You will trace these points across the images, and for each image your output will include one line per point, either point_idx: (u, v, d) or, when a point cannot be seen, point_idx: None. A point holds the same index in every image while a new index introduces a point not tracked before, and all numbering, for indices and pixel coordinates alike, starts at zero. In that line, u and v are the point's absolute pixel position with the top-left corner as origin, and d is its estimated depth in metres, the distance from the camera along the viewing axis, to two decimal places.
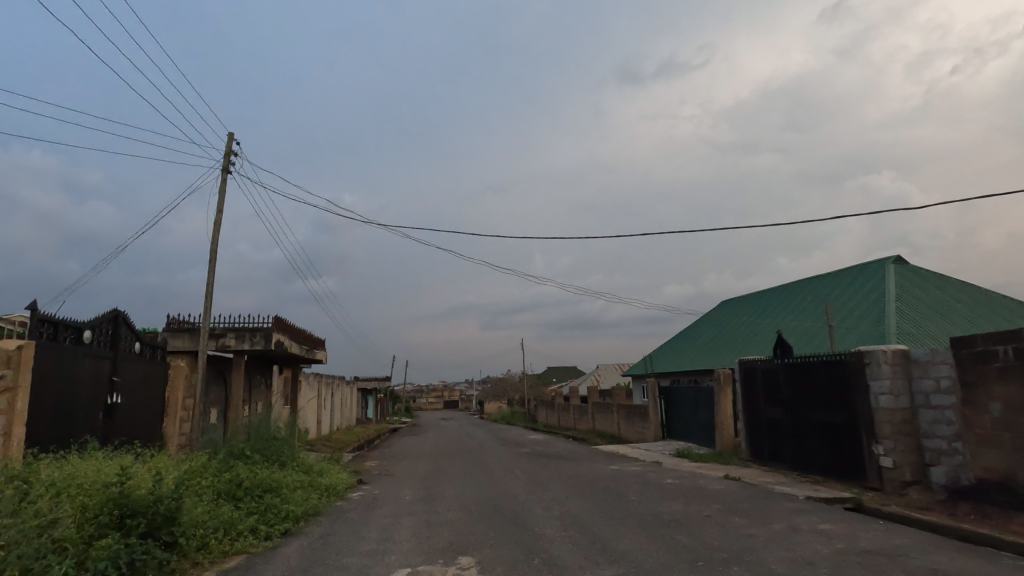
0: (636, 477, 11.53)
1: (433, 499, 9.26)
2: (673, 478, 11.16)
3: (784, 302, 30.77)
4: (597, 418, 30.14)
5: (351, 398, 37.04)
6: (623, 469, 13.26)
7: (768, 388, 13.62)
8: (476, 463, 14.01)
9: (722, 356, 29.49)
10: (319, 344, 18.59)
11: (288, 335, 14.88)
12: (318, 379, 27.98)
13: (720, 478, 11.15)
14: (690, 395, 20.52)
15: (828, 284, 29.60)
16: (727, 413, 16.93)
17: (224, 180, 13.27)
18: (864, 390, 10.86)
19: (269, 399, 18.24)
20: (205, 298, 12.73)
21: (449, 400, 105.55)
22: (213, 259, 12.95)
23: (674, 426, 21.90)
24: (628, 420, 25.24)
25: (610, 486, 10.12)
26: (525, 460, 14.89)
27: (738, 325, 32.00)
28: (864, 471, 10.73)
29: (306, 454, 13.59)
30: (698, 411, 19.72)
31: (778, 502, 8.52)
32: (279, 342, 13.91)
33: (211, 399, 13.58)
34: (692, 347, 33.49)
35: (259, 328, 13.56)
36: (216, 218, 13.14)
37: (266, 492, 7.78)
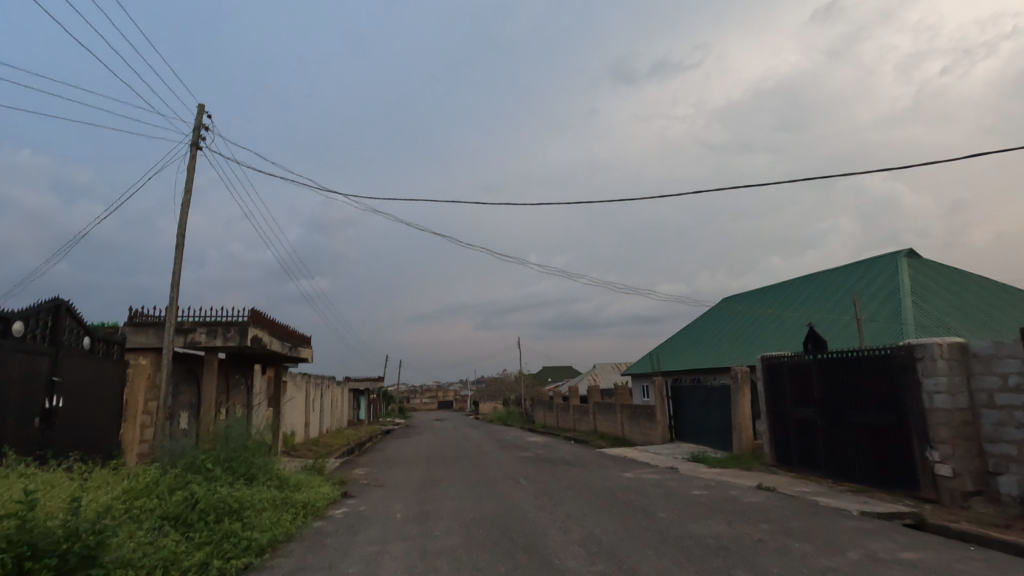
0: (657, 487, 10.23)
1: (428, 518, 7.91)
2: (699, 488, 9.89)
3: (793, 296, 29.63)
4: (599, 419, 28.89)
5: (342, 399, 35.59)
6: (638, 476, 11.98)
7: (797, 387, 12.39)
8: (475, 472, 12.67)
9: (729, 353, 28.39)
10: (303, 341, 17.20)
11: (268, 330, 13.48)
12: (306, 379, 26.50)
13: (752, 487, 9.90)
14: (702, 395, 19.29)
15: (840, 277, 28.47)
16: (745, 414, 15.70)
17: (193, 156, 11.84)
18: (915, 388, 9.61)
19: (248, 401, 16.86)
20: (172, 288, 11.31)
21: (443, 400, 104.11)
22: (180, 243, 11.51)
23: (684, 427, 20.67)
24: (633, 421, 23.99)
25: (632, 499, 8.83)
26: (528, 467, 13.54)
27: (745, 320, 30.94)
28: (915, 480, 9.49)
29: (286, 462, 12.24)
30: (711, 411, 18.49)
31: (835, 521, 7.28)
32: (256, 337, 12.51)
33: (180, 401, 12.20)
34: (697, 344, 32.37)
35: (233, 322, 12.14)
36: (184, 199, 11.72)
37: (226, 516, 6.41)
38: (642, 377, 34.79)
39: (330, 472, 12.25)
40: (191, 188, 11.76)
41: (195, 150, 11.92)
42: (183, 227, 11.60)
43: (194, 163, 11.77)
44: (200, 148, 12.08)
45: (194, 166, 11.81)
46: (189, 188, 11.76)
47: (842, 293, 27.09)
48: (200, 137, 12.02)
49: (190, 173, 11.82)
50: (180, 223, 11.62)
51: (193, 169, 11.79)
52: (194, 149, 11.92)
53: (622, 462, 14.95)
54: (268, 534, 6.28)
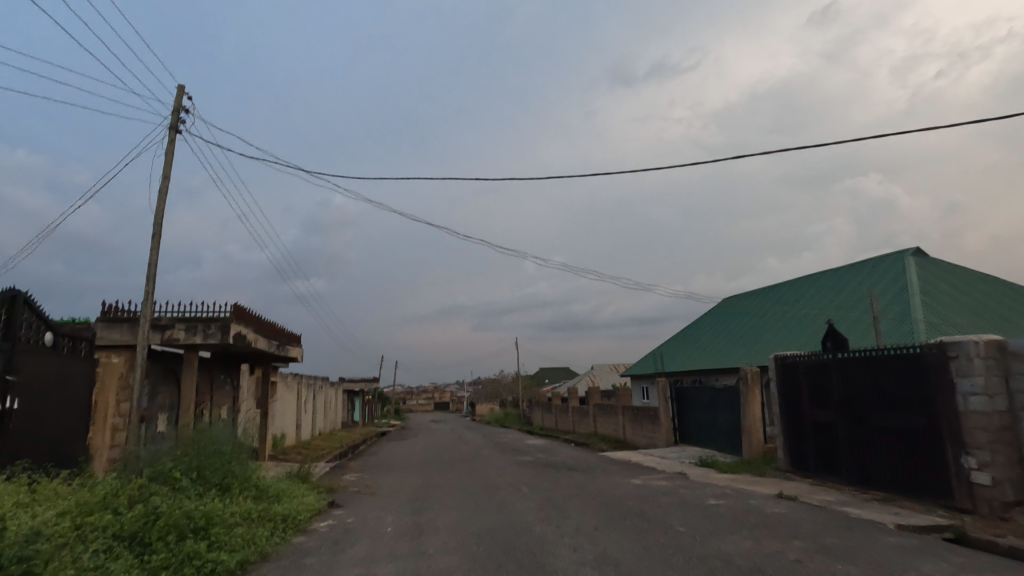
0: (670, 495, 9.48)
1: (421, 533, 7.14)
2: (716, 497, 9.15)
3: (798, 295, 28.99)
4: (599, 421, 28.17)
5: (336, 400, 34.76)
6: (647, 483, 11.24)
7: (815, 389, 11.71)
8: (473, 478, 11.92)
9: (733, 354, 27.74)
10: (292, 339, 16.41)
11: (252, 327, 12.71)
12: (297, 379, 25.68)
13: (773, 497, 9.17)
14: (708, 396, 18.58)
15: (846, 276, 27.84)
16: (756, 417, 14.97)
17: (172, 140, 11.05)
18: (949, 390, 8.90)
19: (234, 403, 16.07)
20: (148, 281, 10.52)
21: (440, 402, 103.32)
22: (156, 234, 10.72)
23: (689, 430, 19.96)
24: (635, 423, 23.28)
25: (645, 510, 8.12)
26: (529, 472, 12.80)
27: (748, 320, 30.28)
28: (949, 488, 8.78)
29: (271, 469, 11.47)
30: (717, 414, 17.79)
31: (873, 537, 6.58)
32: (239, 335, 11.72)
33: (156, 403, 11.40)
34: (699, 345, 31.71)
35: (214, 318, 11.34)
36: (162, 185, 10.93)
37: (190, 534, 5.63)
38: (643, 378, 34.09)
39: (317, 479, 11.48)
40: (169, 174, 10.97)
41: (173, 134, 11.13)
42: (161, 216, 10.81)
43: (173, 147, 10.98)
44: (179, 132, 11.29)
45: (173, 150, 11.02)
46: (166, 175, 10.97)
47: (849, 292, 26.45)
48: (179, 120, 11.24)
49: (169, 158, 11.02)
50: (157, 212, 10.84)
51: (171, 154, 11.00)
52: (173, 133, 11.14)
53: (628, 467, 14.20)
54: (238, 555, 5.51)
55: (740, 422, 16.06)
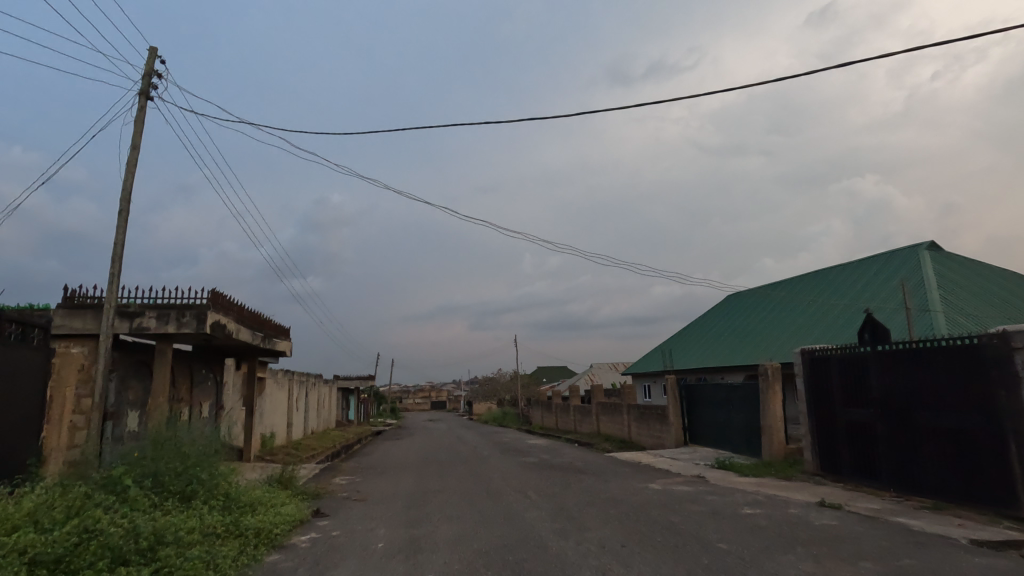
0: (698, 503, 8.47)
1: (419, 550, 6.10)
2: (750, 506, 8.14)
3: (809, 291, 28.10)
4: (602, 420, 27.21)
5: (329, 399, 33.57)
6: (667, 488, 10.23)
7: (849, 385, 10.76)
8: (475, 483, 10.87)
9: (744, 351, 26.79)
10: (280, 332, 15.33)
11: (233, 317, 11.62)
12: (289, 376, 24.62)
13: (814, 504, 8.18)
14: (721, 394, 17.59)
15: (857, 271, 26.98)
16: (778, 416, 13.99)
17: (143, 107, 9.96)
18: (1011, 384, 7.92)
19: (216, 400, 14.97)
20: (114, 261, 9.42)
21: (435, 401, 102.17)
22: (124, 210, 9.62)
23: (700, 430, 18.97)
24: (642, 422, 22.27)
25: (675, 522, 7.13)
26: (536, 476, 11.77)
27: (758, 317, 29.35)
28: (1012, 496, 7.79)
29: (251, 473, 10.40)
30: (732, 412, 16.80)
31: (952, 557, 5.62)
32: (217, 324, 10.63)
33: (125, 399, 10.31)
34: (707, 342, 30.73)
35: (188, 305, 10.24)
36: (131, 157, 9.83)
37: (128, 561, 4.52)
38: (652, 376, 33.05)
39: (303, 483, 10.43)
40: (139, 144, 9.88)
41: (144, 100, 10.04)
42: (129, 190, 9.72)
43: (143, 114, 9.89)
44: (151, 98, 10.20)
45: (143, 118, 9.93)
46: (136, 145, 9.87)
47: (862, 288, 25.58)
48: (150, 84, 10.15)
49: (138, 127, 9.92)
50: (125, 186, 9.75)
51: (141, 123, 9.90)
52: (144, 99, 10.04)
53: (641, 469, 13.20)
54: None
55: (759, 423, 15.08)
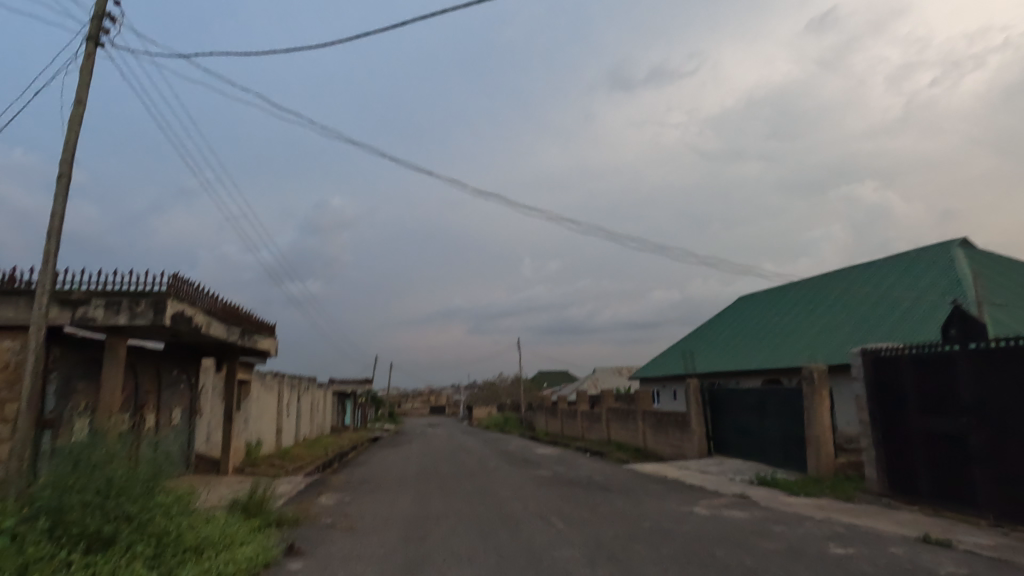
0: (766, 537, 6.82)
1: None
2: (837, 543, 6.46)
3: (834, 291, 26.77)
4: (613, 427, 25.57)
5: (324, 404, 31.81)
6: (716, 512, 8.56)
7: (928, 391, 9.15)
8: (485, 506, 9.20)
9: (774, 354, 25.36)
10: (262, 329, 13.66)
11: (202, 308, 9.95)
12: (279, 379, 22.95)
13: (915, 541, 6.55)
14: (752, 401, 15.97)
15: (884, 269, 25.52)
16: (825, 426, 12.38)
17: (90, 54, 8.33)
18: None
19: (189, 404, 13.30)
20: (50, 237, 7.76)
21: (435, 406, 100.47)
22: (64, 175, 7.97)
23: (726, 439, 17.33)
24: (658, 430, 20.60)
25: (753, 568, 5.50)
26: (556, 495, 10.06)
27: (784, 317, 27.86)
28: None
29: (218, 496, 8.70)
30: (765, 421, 15.18)
31: None
32: (179, 314, 8.96)
33: (72, 404, 8.66)
34: (730, 344, 29.22)
35: (144, 292, 8.56)
36: (75, 112, 8.19)
37: None
38: (670, 381, 31.52)
39: (279, 507, 8.72)
40: (85, 98, 8.25)
41: (92, 47, 8.40)
42: (72, 153, 8.08)
43: (91, 62, 8.27)
44: (102, 45, 8.57)
45: (91, 67, 8.30)
46: (81, 99, 8.25)
47: (891, 287, 24.16)
48: (101, 29, 8.52)
49: (86, 77, 8.30)
50: (67, 148, 8.11)
51: (88, 73, 8.28)
52: (93, 45, 8.40)
53: (672, 487, 11.53)
54: None
55: (801, 433, 13.45)
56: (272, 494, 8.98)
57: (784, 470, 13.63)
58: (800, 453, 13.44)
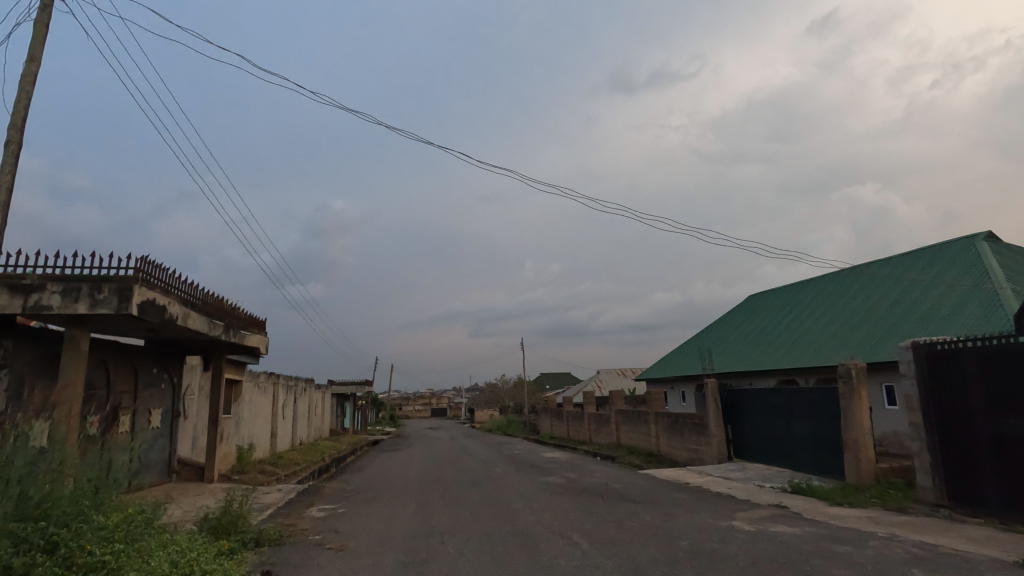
0: (834, 560, 5.77)
1: None
2: (923, 568, 5.40)
3: (850, 289, 26.06)
4: (623, 430, 24.51)
5: (322, 406, 30.85)
6: (761, 527, 7.50)
7: (997, 388, 8.12)
8: (497, 521, 8.13)
9: (795, 354, 24.53)
10: (251, 325, 12.65)
11: (178, 297, 8.92)
12: (274, 380, 21.93)
13: (1014, 566, 5.50)
14: (777, 402, 14.93)
15: (902, 264, 24.70)
16: (864, 428, 11.33)
17: (44, 6, 7.31)
18: None
19: (170, 406, 12.24)
20: None
21: (436, 409, 99.54)
22: (14, 141, 6.95)
23: (747, 443, 16.28)
24: (672, 433, 19.53)
25: None
26: (574, 507, 8.99)
27: (803, 316, 26.95)
28: None
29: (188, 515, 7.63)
30: (792, 423, 14.15)
31: None
32: (149, 302, 7.94)
33: (23, 404, 7.58)
34: (747, 343, 28.38)
35: (107, 276, 7.53)
36: (27, 72, 7.18)
37: None
38: (683, 381, 30.63)
39: (258, 525, 7.63)
40: (39, 56, 7.24)
41: None
42: (23, 117, 7.06)
43: (46, 15, 7.27)
44: None
45: (46, 21, 7.29)
46: (36, 55, 7.24)
47: (910, 283, 23.32)
48: None
49: (40, 33, 7.29)
50: (18, 111, 7.10)
51: (43, 27, 7.27)
52: None
53: (700, 496, 10.44)
54: None
55: (836, 437, 12.36)
56: (251, 511, 7.90)
57: (817, 477, 12.54)
58: (836, 459, 12.34)
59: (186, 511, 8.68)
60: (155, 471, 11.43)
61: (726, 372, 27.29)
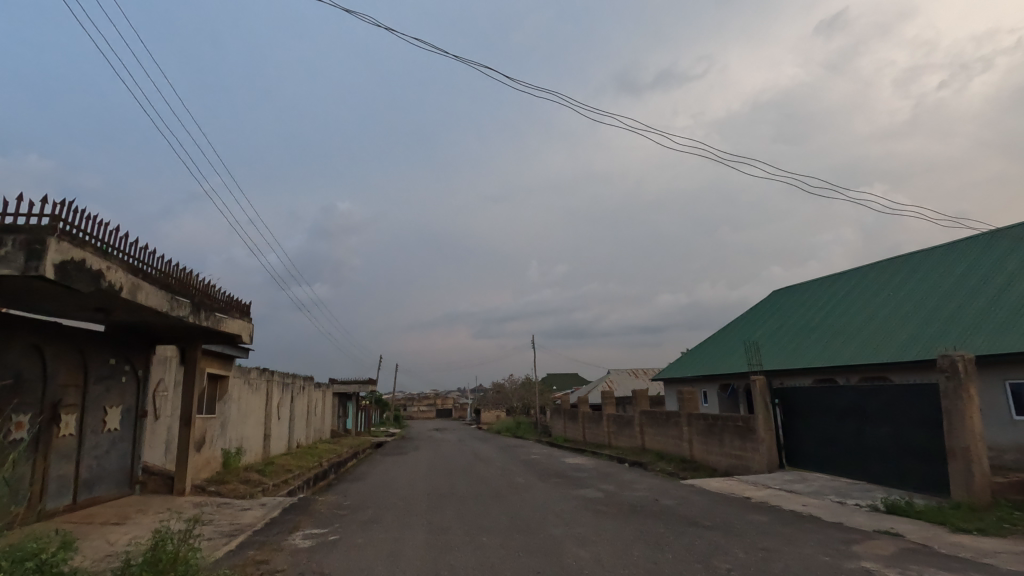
0: None
1: None
2: None
3: (894, 280, 23.97)
4: (649, 433, 22.41)
5: (322, 405, 28.91)
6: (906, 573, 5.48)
7: None
8: (537, 558, 6.12)
9: (838, 349, 22.47)
10: (230, 308, 10.68)
11: (122, 263, 6.92)
12: (269, 376, 20.01)
13: None
14: (844, 402, 12.84)
15: (956, 251, 22.46)
16: (977, 434, 9.24)
17: None
18: None
19: (134, 403, 10.28)
20: None
21: (442, 409, 97.54)
22: None
23: (804, 449, 14.18)
24: (710, 438, 17.39)
25: None
26: (635, 536, 6.95)
27: (845, 308, 24.84)
28: None
29: (122, 559, 5.63)
30: (868, 427, 12.05)
31: None
32: (76, 265, 5.95)
33: None
34: (784, 338, 26.31)
35: (10, 226, 5.52)
36: None
37: None
38: (712, 380, 28.59)
39: (209, 571, 5.57)
40: None
41: None
42: None
43: None
44: None
45: None
46: None
47: (967, 270, 21.09)
48: None
49: None
50: None
51: None
52: None
53: (781, 517, 8.38)
54: None
55: (942, 446, 10.19)
56: (200, 551, 5.84)
57: (917, 495, 10.37)
58: (943, 473, 10.18)
59: (124, 546, 6.66)
60: (112, 483, 9.50)
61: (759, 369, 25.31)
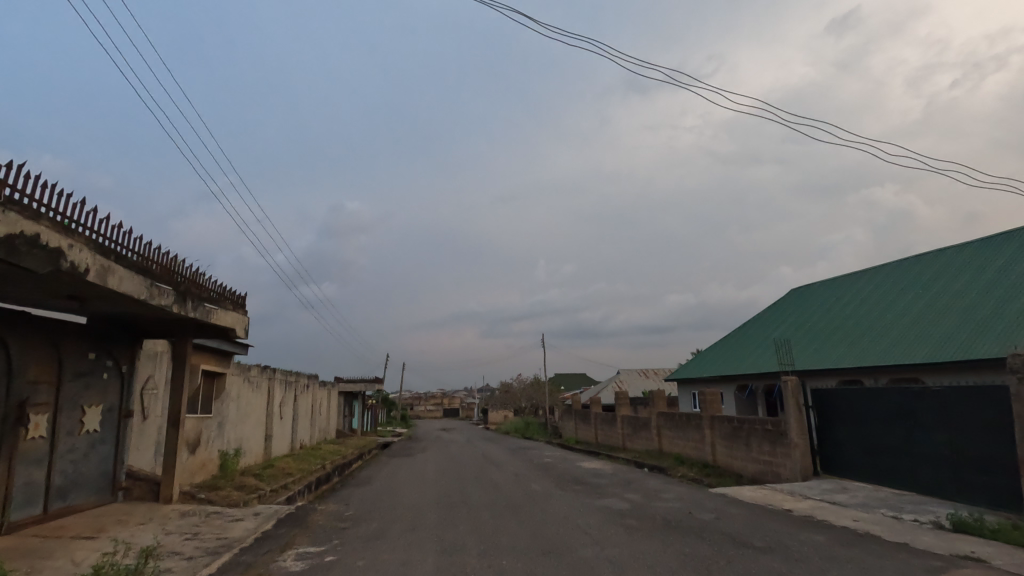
0: None
1: None
2: None
3: (926, 277, 22.78)
4: (667, 436, 21.35)
5: (327, 404, 28.08)
6: None
7: None
8: None
9: (866, 349, 21.35)
10: (223, 300, 9.79)
11: (89, 241, 6.02)
12: (271, 374, 19.15)
13: None
14: (890, 406, 11.79)
15: (993, 245, 21.23)
16: None
17: None
18: None
19: (118, 402, 9.43)
20: None
21: (449, 409, 96.69)
22: None
23: (843, 456, 13.13)
24: (735, 442, 16.34)
25: None
26: (680, 562, 5.96)
27: (872, 306, 23.69)
28: None
29: None
30: (919, 433, 11.00)
31: None
32: (27, 240, 5.06)
33: None
34: (807, 336, 25.20)
35: None
36: None
37: None
38: (730, 381, 27.49)
39: None
40: None
41: None
42: None
43: None
44: None
45: None
46: None
47: (1006, 264, 19.86)
48: None
49: None
50: None
51: None
52: None
53: (838, 537, 7.39)
54: None
55: (1015, 457, 9.12)
56: None
57: (983, 511, 9.29)
58: (1015, 487, 9.12)
59: (86, 567, 5.76)
60: (90, 489, 8.65)
61: (781, 370, 24.22)
